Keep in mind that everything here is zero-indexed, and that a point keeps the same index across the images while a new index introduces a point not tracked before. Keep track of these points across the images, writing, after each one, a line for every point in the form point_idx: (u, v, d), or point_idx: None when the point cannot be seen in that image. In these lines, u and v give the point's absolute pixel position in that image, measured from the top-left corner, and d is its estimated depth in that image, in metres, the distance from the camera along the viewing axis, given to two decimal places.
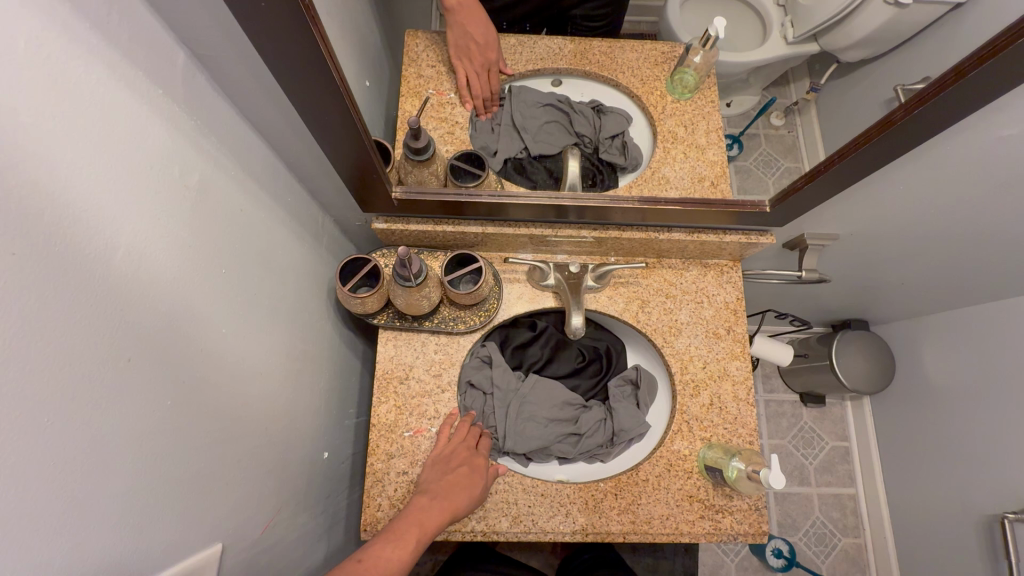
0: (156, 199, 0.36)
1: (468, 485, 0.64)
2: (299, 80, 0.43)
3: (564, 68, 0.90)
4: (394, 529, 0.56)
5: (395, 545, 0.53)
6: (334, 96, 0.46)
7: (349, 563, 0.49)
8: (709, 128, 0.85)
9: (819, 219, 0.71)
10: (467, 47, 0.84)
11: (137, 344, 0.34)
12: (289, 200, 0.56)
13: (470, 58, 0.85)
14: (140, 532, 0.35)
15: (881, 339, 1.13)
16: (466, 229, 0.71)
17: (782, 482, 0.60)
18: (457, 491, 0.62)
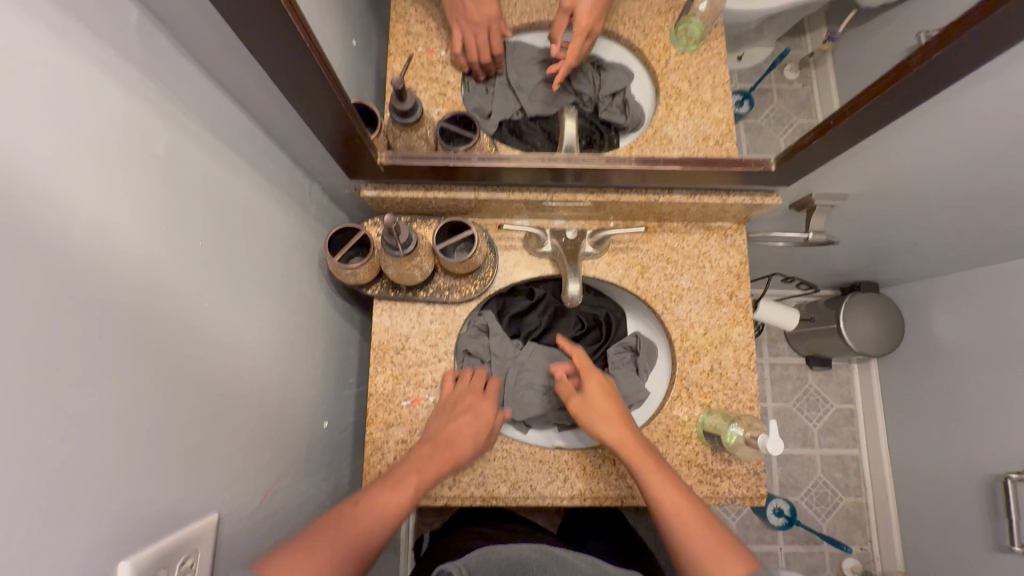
0: (116, 170, 0.34)
1: (471, 433, 0.64)
2: (264, 38, 0.40)
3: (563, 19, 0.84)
4: (399, 474, 0.55)
5: (399, 490, 0.52)
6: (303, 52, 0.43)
7: (351, 504, 0.48)
8: (716, 82, 0.80)
9: (828, 178, 0.67)
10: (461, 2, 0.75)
11: (109, 322, 0.33)
12: (269, 167, 0.54)
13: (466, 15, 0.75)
14: (129, 507, 0.35)
15: (891, 301, 1.10)
16: (458, 195, 0.69)
17: (780, 448, 0.60)
18: (460, 440, 0.63)
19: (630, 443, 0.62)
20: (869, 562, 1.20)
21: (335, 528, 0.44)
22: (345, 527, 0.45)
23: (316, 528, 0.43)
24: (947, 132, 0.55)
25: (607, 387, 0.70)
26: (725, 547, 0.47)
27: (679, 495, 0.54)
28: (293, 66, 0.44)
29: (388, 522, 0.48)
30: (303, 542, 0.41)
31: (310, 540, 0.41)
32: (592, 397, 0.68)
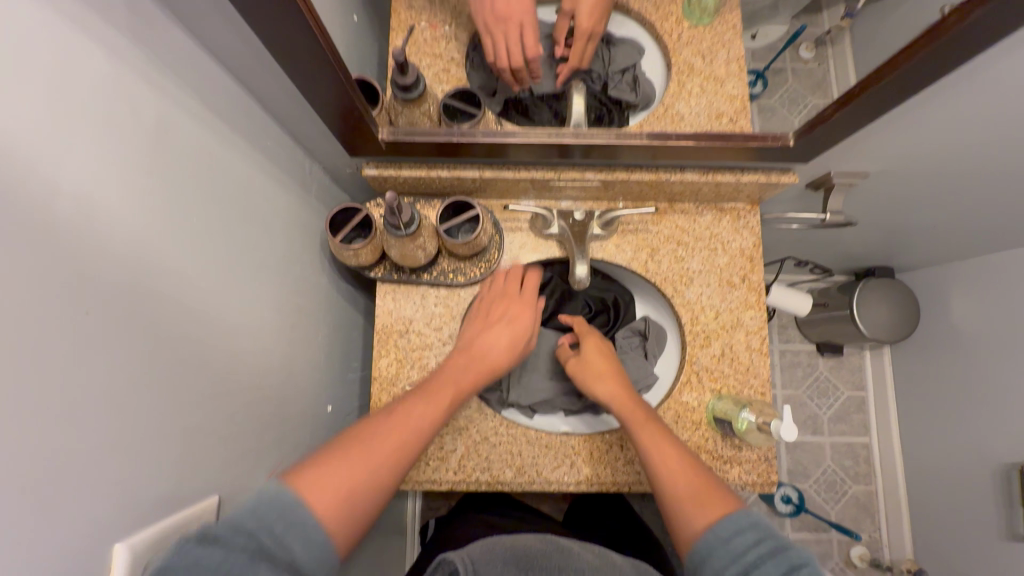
0: (103, 140, 0.32)
1: (503, 344, 0.64)
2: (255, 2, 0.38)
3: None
4: (432, 385, 0.56)
5: (431, 401, 0.54)
6: (297, 19, 0.41)
7: (383, 415, 0.50)
8: (730, 57, 0.77)
9: (848, 156, 0.64)
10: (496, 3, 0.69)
11: (101, 299, 0.32)
12: (267, 143, 0.52)
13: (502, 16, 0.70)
14: (126, 487, 0.34)
15: (907, 287, 1.07)
16: (463, 174, 0.67)
17: (795, 434, 0.58)
18: (493, 350, 0.63)
19: (621, 396, 0.65)
20: (877, 550, 1.19)
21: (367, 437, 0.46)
22: (377, 435, 0.47)
23: (350, 437, 0.46)
24: (978, 104, 0.52)
25: (600, 343, 0.72)
26: (705, 489, 0.52)
27: (667, 446, 0.58)
28: (287, 34, 0.42)
29: (421, 432, 0.50)
30: (336, 453, 0.44)
31: (344, 451, 0.44)
32: (586, 355, 0.70)
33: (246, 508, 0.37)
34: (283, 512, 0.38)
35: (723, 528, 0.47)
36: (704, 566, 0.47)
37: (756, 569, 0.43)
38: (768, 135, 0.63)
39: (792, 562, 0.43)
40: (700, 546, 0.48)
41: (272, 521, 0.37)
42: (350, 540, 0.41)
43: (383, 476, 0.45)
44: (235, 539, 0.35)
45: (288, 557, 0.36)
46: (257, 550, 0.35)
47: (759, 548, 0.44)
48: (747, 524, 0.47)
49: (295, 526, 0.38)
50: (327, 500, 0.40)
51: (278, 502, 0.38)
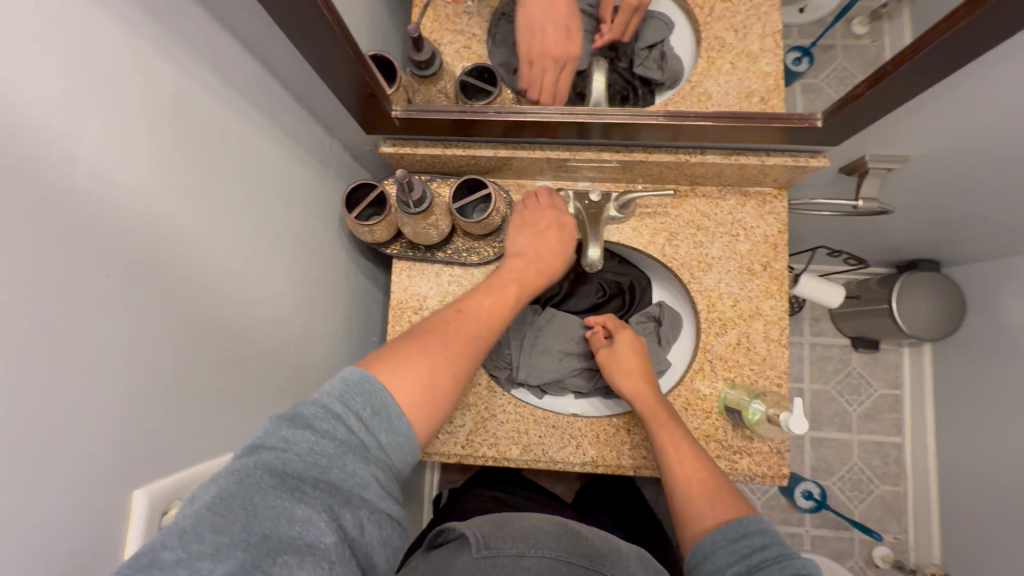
0: (120, 113, 0.34)
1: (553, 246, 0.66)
2: None
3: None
4: (494, 284, 0.60)
5: (489, 301, 0.57)
6: None
7: (450, 313, 0.54)
8: (765, 31, 0.72)
9: (885, 138, 0.60)
10: (544, 33, 0.74)
11: (120, 265, 0.35)
12: (285, 118, 0.54)
13: (546, 47, 0.74)
14: (143, 438, 0.37)
15: (952, 281, 1.01)
16: (477, 152, 0.67)
17: (803, 427, 0.57)
18: (547, 249, 0.66)
19: (645, 395, 0.65)
20: (902, 551, 1.15)
21: (437, 335, 0.50)
22: (446, 331, 0.51)
23: (421, 334, 0.50)
24: None
25: (634, 340, 0.71)
26: (715, 495, 0.53)
27: (685, 447, 0.58)
28: (296, 9, 0.42)
29: (483, 329, 0.54)
30: (408, 344, 0.48)
31: (420, 345, 0.48)
32: (619, 348, 0.70)
33: (331, 393, 0.40)
34: (367, 396, 0.40)
35: (731, 529, 0.49)
36: (705, 562, 0.48)
37: (758, 569, 0.44)
38: (796, 115, 0.60)
39: (794, 568, 0.43)
40: (704, 544, 0.49)
41: (358, 407, 0.39)
42: (436, 415, 0.46)
43: (457, 364, 0.49)
44: (324, 424, 0.37)
45: (377, 444, 0.39)
46: (345, 437, 0.37)
47: (764, 553, 0.45)
48: (755, 530, 0.48)
49: (380, 415, 0.40)
50: (410, 385, 0.44)
51: (365, 386, 0.41)
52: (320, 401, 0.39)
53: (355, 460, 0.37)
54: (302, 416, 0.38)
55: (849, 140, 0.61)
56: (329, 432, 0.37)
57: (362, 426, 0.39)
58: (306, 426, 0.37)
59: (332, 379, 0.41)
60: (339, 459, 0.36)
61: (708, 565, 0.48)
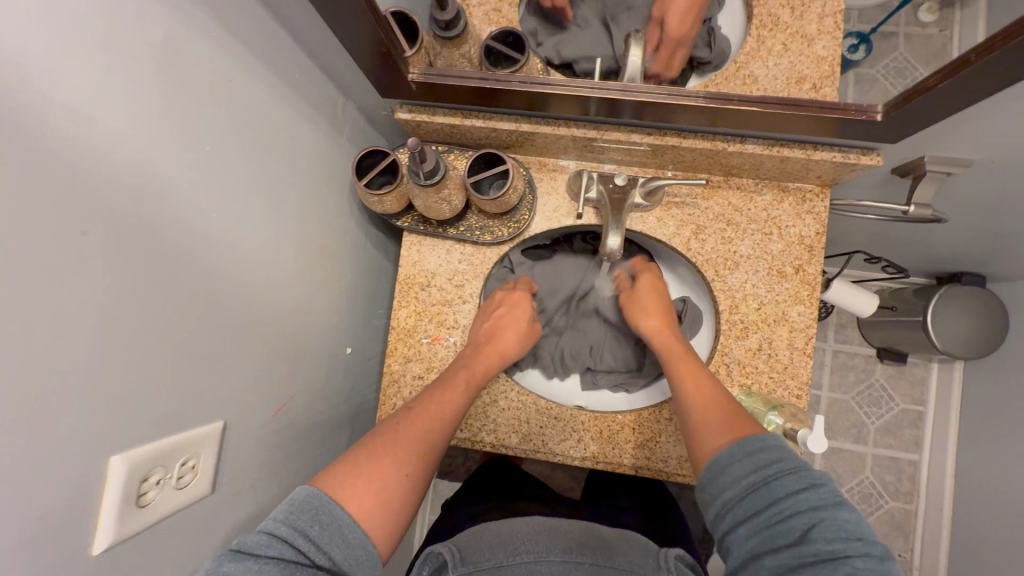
0: (105, 56, 0.31)
1: (520, 333, 0.67)
2: None
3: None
4: (445, 378, 0.60)
5: (449, 392, 0.58)
6: None
7: (400, 414, 0.54)
8: (826, 11, 0.66)
9: (949, 138, 0.54)
10: None
11: (101, 222, 0.33)
12: (294, 74, 0.50)
13: None
14: (122, 401, 0.36)
15: (998, 299, 0.94)
16: (497, 125, 0.63)
17: (822, 447, 0.53)
18: (508, 335, 0.66)
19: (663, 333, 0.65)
20: (906, 570, 1.11)
21: (393, 436, 0.51)
22: (401, 428, 0.52)
23: (375, 438, 0.50)
24: None
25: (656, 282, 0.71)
26: (727, 423, 0.50)
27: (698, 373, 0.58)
28: None
29: (442, 421, 0.55)
30: (354, 454, 0.48)
31: (372, 450, 0.48)
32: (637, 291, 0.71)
33: (278, 517, 0.41)
34: (315, 513, 0.41)
35: (746, 444, 0.46)
36: (722, 475, 0.45)
37: (773, 481, 0.42)
38: (851, 105, 0.54)
39: (811, 479, 0.41)
40: (719, 457, 0.46)
41: (308, 529, 0.40)
42: (395, 517, 0.46)
43: (414, 463, 0.50)
44: (268, 550, 0.38)
45: (330, 561, 0.40)
46: (294, 559, 0.39)
47: (782, 465, 0.43)
48: (772, 444, 0.45)
49: (331, 529, 0.41)
50: (355, 496, 0.44)
51: (313, 502, 0.42)
52: (265, 528, 0.40)
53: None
54: (245, 546, 0.38)
55: (909, 138, 0.55)
56: (274, 557, 0.38)
57: (312, 544, 0.40)
58: (248, 555, 0.37)
59: (283, 503, 0.42)
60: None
61: (723, 478, 0.45)
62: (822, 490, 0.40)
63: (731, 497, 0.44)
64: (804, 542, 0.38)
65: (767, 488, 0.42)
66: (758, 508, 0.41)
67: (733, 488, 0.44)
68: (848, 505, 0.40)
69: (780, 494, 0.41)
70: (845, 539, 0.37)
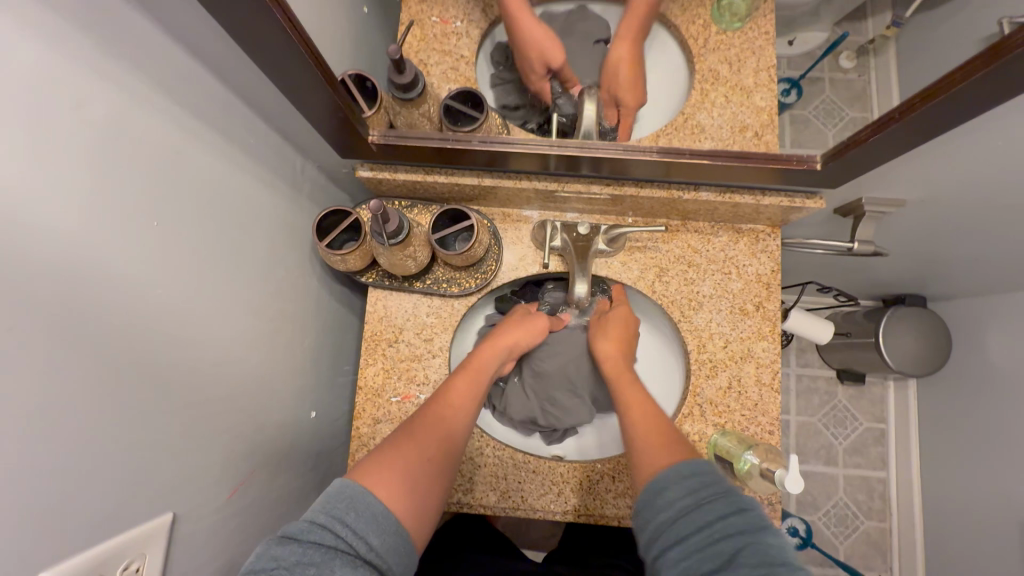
0: (33, 139, 0.30)
1: (518, 329, 0.68)
2: None
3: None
4: (454, 379, 0.60)
5: (454, 393, 0.58)
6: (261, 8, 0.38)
7: (420, 415, 0.55)
8: (759, 66, 0.71)
9: (881, 182, 0.58)
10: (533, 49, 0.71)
11: (26, 314, 0.30)
12: (249, 139, 0.50)
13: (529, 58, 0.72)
14: (49, 508, 0.32)
15: (939, 319, 1.00)
16: (460, 181, 0.63)
17: (800, 487, 0.53)
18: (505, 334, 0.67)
19: (609, 359, 0.66)
20: None
21: (413, 432, 0.52)
22: (417, 428, 0.53)
23: (394, 439, 0.51)
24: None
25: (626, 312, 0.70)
26: (662, 448, 0.50)
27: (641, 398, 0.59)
28: (251, 22, 0.39)
29: (454, 420, 0.56)
30: (376, 453, 0.49)
31: (391, 447, 0.50)
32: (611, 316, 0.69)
33: (318, 506, 0.42)
34: (351, 501, 0.42)
35: (681, 469, 0.45)
36: (657, 497, 0.44)
37: (704, 504, 0.41)
38: (794, 156, 0.58)
39: (741, 503, 0.41)
40: (657, 480, 0.45)
41: (346, 516, 0.41)
42: (421, 511, 0.47)
43: (433, 461, 0.51)
44: (310, 535, 0.40)
45: (368, 548, 0.41)
46: (336, 544, 0.40)
47: (710, 489, 0.42)
48: (704, 470, 0.44)
49: (365, 515, 0.42)
50: (384, 488, 0.45)
51: (346, 492, 0.43)
52: (309, 514, 0.41)
53: (342, 566, 0.38)
54: (290, 533, 0.40)
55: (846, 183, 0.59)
56: (317, 542, 0.39)
57: (349, 530, 0.41)
58: (293, 540, 0.39)
59: (322, 494, 0.43)
60: (327, 567, 0.38)
61: (657, 501, 0.44)
62: (748, 514, 0.40)
63: (663, 519, 0.43)
64: (730, 564, 0.37)
65: (698, 511, 0.41)
66: (689, 531, 0.40)
67: (666, 510, 0.43)
68: (774, 530, 0.39)
69: (710, 517, 0.40)
70: (771, 564, 0.36)
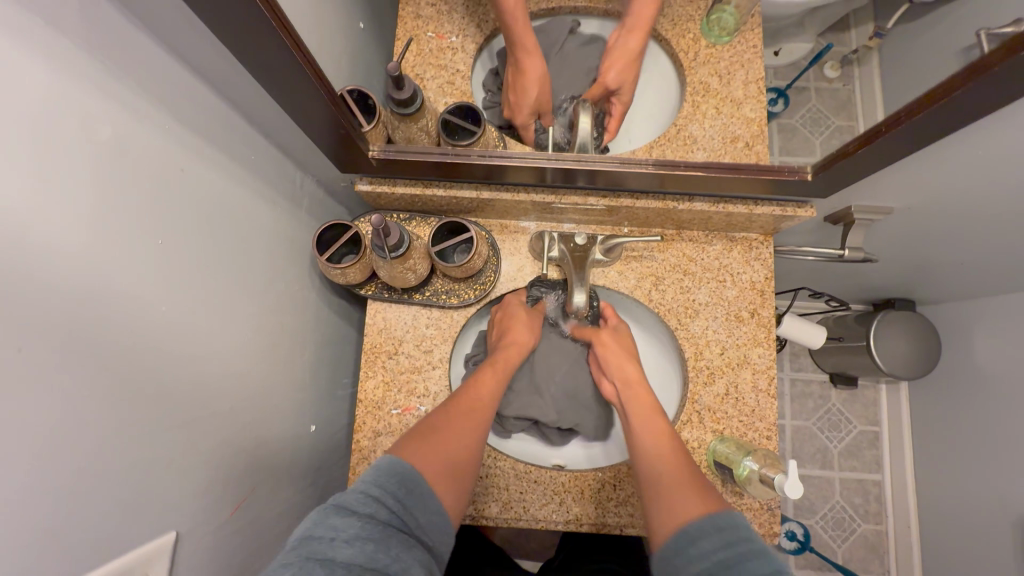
0: (43, 161, 0.30)
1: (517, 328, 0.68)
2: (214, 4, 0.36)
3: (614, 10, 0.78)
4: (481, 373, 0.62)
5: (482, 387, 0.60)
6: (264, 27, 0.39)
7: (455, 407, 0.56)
8: (748, 78, 0.73)
9: (869, 191, 0.60)
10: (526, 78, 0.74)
11: (35, 333, 0.30)
12: (250, 155, 0.50)
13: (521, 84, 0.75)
14: (55, 529, 0.32)
15: (928, 322, 1.02)
16: (458, 193, 0.64)
17: (799, 492, 0.53)
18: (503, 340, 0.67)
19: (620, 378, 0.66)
20: None
21: (447, 420, 0.54)
22: (454, 419, 0.54)
23: (428, 427, 0.52)
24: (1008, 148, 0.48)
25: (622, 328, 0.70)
26: (695, 492, 0.51)
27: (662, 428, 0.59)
28: (253, 40, 0.40)
29: (483, 412, 0.57)
30: (412, 441, 0.50)
31: (427, 435, 0.51)
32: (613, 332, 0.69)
33: (369, 479, 0.42)
34: (402, 479, 0.43)
35: (715, 521, 0.45)
36: (690, 547, 0.44)
37: (739, 562, 0.41)
38: (785, 167, 0.59)
39: (776, 568, 0.40)
40: (690, 529, 0.46)
41: (397, 491, 0.42)
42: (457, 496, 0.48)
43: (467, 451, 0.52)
44: (366, 507, 0.39)
45: (417, 525, 0.41)
46: (388, 519, 0.39)
47: (746, 547, 0.42)
48: (741, 526, 0.44)
49: (415, 494, 0.43)
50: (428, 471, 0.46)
51: (396, 469, 0.44)
52: (362, 486, 0.41)
53: (398, 542, 0.38)
54: (346, 502, 0.39)
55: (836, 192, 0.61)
56: (372, 515, 0.39)
57: (401, 507, 0.41)
58: (350, 511, 0.39)
59: (372, 467, 0.44)
60: (385, 542, 0.37)
61: (691, 549, 0.44)
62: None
63: (696, 570, 0.42)
64: None
65: (732, 569, 0.40)
66: None
67: (699, 563, 0.43)
68: None
69: None
70: None
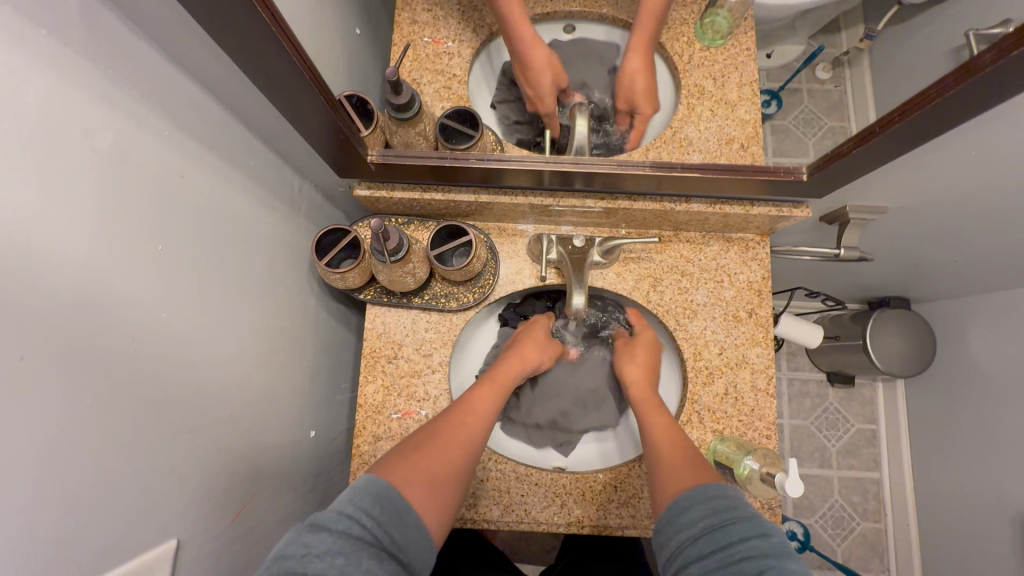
0: (45, 167, 0.30)
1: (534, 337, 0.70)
2: (214, 10, 0.36)
3: (608, 14, 0.78)
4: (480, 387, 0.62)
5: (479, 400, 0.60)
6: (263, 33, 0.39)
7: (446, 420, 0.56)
8: (742, 80, 0.74)
9: (863, 190, 0.61)
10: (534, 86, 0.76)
11: (38, 339, 0.30)
12: (248, 161, 0.50)
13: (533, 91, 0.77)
14: (58, 537, 0.32)
15: (923, 320, 1.03)
16: (457, 197, 0.64)
17: (799, 490, 0.54)
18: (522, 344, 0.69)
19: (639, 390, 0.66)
20: None
21: (438, 432, 0.54)
22: (443, 431, 0.55)
23: (416, 441, 0.53)
24: (999, 146, 0.49)
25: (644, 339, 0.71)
26: (691, 471, 0.52)
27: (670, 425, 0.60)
28: (252, 46, 0.40)
29: (478, 425, 0.57)
30: (397, 454, 0.50)
31: (414, 449, 0.51)
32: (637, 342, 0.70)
33: (345, 498, 0.42)
34: (378, 496, 0.43)
35: (705, 492, 0.47)
36: (680, 516, 0.46)
37: (727, 523, 0.42)
38: (781, 167, 0.60)
39: (762, 528, 0.41)
40: (681, 500, 0.47)
41: (372, 510, 0.42)
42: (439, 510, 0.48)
43: (454, 465, 0.52)
44: (338, 524, 0.40)
45: (391, 541, 0.41)
46: (362, 535, 0.40)
47: (735, 513, 0.43)
48: (729, 494, 0.46)
49: (390, 511, 0.43)
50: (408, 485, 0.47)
51: (374, 487, 0.44)
52: (337, 505, 0.41)
53: (370, 557, 0.39)
54: (320, 521, 0.40)
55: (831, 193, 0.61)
56: (345, 531, 0.39)
57: (376, 524, 0.41)
58: (323, 528, 0.39)
59: (350, 487, 0.44)
60: (356, 555, 0.38)
61: (681, 517, 0.46)
62: (771, 538, 0.40)
63: (686, 538, 0.44)
64: None
65: (721, 530, 0.42)
66: (711, 549, 0.41)
67: (687, 529, 0.44)
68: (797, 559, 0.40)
69: (733, 537, 0.41)
70: None
